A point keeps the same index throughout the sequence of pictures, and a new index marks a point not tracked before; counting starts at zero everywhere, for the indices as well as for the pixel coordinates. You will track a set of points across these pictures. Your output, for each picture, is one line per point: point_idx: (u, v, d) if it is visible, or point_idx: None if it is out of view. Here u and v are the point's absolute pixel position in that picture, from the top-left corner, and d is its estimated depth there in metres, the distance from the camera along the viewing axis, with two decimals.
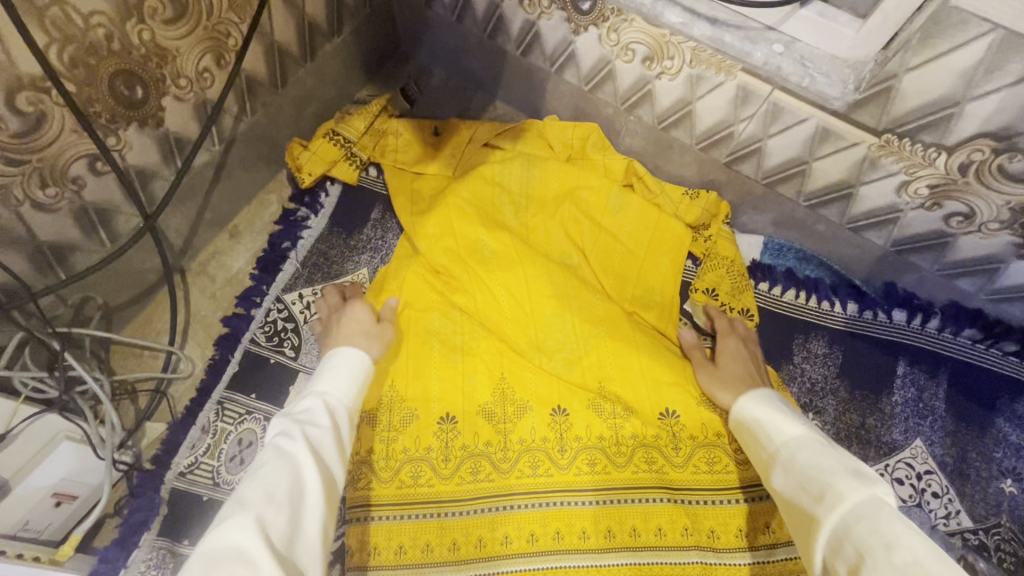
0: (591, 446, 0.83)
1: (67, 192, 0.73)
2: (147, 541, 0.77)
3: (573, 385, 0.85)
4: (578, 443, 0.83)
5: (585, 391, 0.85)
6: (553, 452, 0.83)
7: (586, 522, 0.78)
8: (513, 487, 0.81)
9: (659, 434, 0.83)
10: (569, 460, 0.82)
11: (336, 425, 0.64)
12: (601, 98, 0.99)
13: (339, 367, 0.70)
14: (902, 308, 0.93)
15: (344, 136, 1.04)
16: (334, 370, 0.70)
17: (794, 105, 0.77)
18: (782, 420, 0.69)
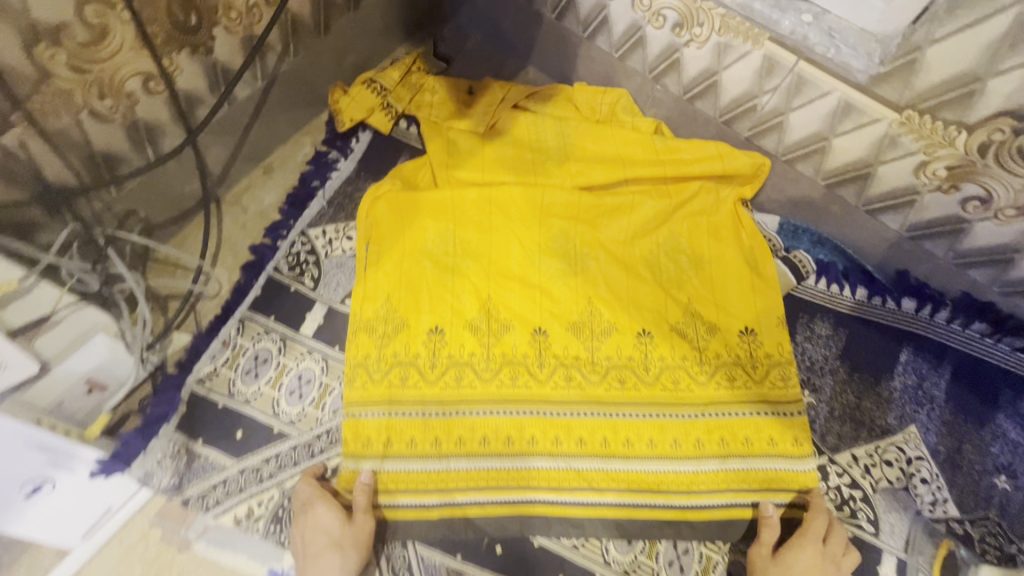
0: (567, 364, 0.93)
1: (121, 105, 0.79)
2: (166, 432, 0.84)
3: (553, 310, 0.96)
4: (556, 360, 0.94)
5: (563, 316, 0.96)
6: (532, 366, 0.93)
7: (559, 428, 0.89)
8: (492, 393, 0.91)
9: (632, 355, 0.94)
10: (547, 375, 0.92)
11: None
12: (630, 65, 1.01)
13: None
14: (912, 296, 0.93)
15: (381, 84, 1.09)
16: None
17: (816, 77, 0.77)
18: None
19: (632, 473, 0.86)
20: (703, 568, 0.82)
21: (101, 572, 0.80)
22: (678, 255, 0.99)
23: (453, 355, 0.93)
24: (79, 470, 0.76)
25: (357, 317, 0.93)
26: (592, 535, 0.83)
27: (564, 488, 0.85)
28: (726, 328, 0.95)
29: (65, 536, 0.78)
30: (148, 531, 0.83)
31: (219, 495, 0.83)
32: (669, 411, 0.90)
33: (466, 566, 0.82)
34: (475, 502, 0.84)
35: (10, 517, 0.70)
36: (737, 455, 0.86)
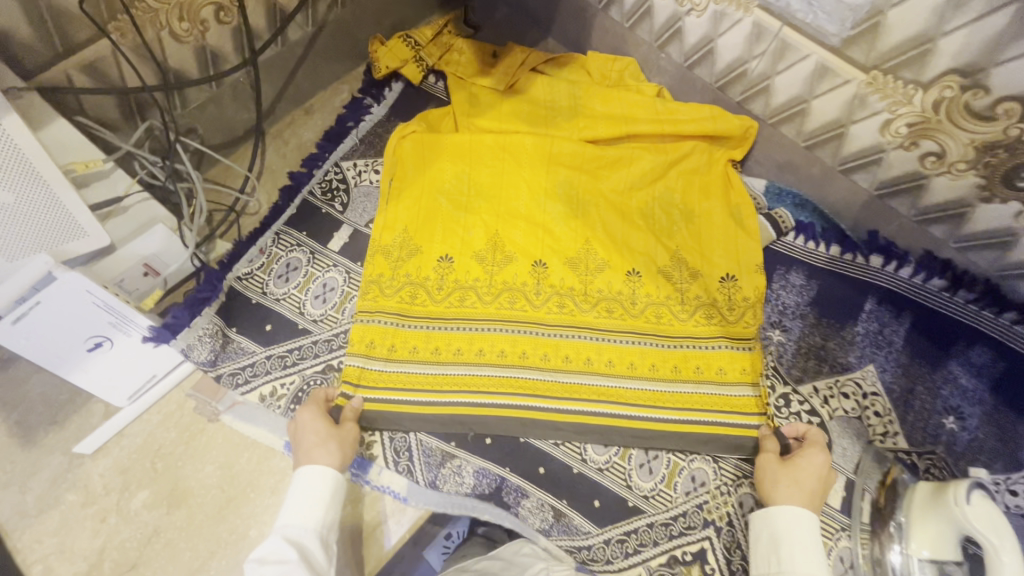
0: (562, 293, 1.02)
1: (196, 30, 0.92)
2: (208, 315, 0.96)
3: (553, 245, 1.05)
4: (552, 289, 1.02)
5: (562, 251, 1.04)
6: (529, 293, 1.02)
7: (549, 346, 0.98)
8: (491, 313, 1.00)
9: (622, 290, 1.02)
10: (542, 302, 1.01)
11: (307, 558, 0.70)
12: (639, 34, 1.13)
13: (301, 495, 0.75)
14: (880, 253, 1.02)
15: (415, 39, 1.21)
16: (287, 505, 0.75)
17: (797, 41, 0.88)
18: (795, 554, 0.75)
19: (612, 389, 0.95)
20: (669, 471, 0.91)
21: (141, 432, 0.93)
22: (670, 206, 1.08)
23: (459, 278, 1.02)
24: (134, 335, 0.87)
25: (377, 241, 1.04)
26: (570, 438, 0.92)
27: (548, 397, 0.94)
28: (710, 272, 1.03)
29: (115, 393, 0.90)
30: (184, 402, 0.96)
31: (248, 376, 0.95)
32: (650, 340, 0.99)
33: (459, 451, 0.92)
34: (468, 403, 0.93)
35: (74, 364, 0.84)
36: (708, 381, 0.95)
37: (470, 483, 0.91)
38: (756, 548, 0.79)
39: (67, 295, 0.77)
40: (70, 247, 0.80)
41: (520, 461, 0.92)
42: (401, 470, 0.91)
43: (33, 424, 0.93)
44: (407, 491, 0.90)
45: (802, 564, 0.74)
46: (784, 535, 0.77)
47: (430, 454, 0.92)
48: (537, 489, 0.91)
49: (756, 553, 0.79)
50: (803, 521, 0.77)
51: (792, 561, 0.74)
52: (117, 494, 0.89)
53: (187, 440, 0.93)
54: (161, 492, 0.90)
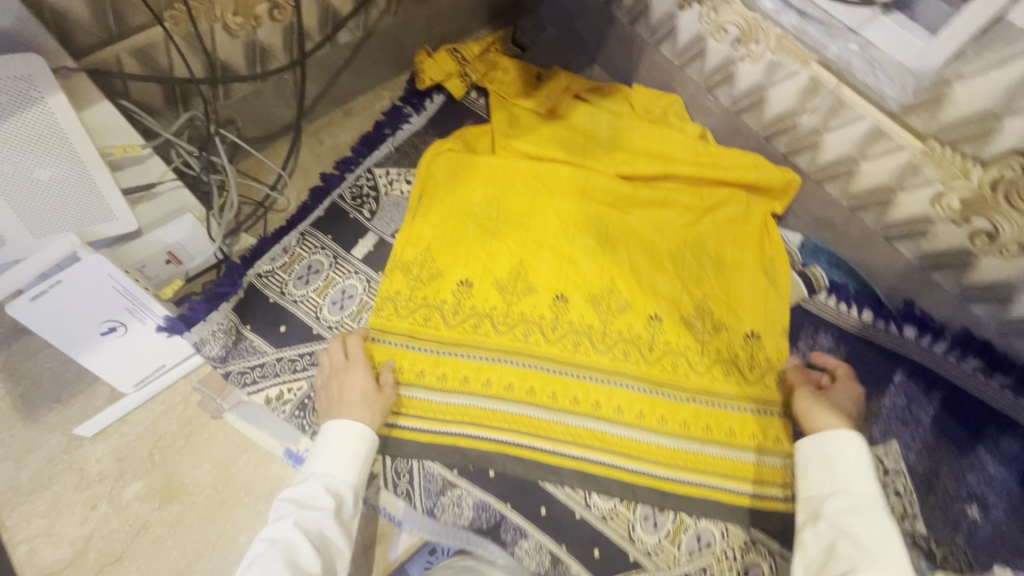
0: (579, 331, 1.00)
1: (249, 26, 0.91)
2: (224, 309, 0.94)
3: (577, 280, 1.04)
4: (570, 325, 1.01)
5: (584, 288, 1.03)
6: (546, 327, 1.00)
7: (559, 385, 0.96)
8: (505, 344, 0.98)
9: (641, 334, 1.01)
10: (558, 337, 1.00)
11: (339, 506, 0.73)
12: (688, 74, 1.10)
13: (340, 443, 0.78)
14: (916, 325, 0.98)
15: (462, 55, 1.21)
16: (324, 450, 0.78)
17: (855, 101, 0.86)
18: (853, 474, 0.77)
19: (617, 437, 0.93)
20: (675, 527, 0.88)
21: (142, 421, 0.92)
22: (701, 254, 1.06)
23: (475, 305, 1.01)
24: (148, 323, 0.86)
25: (398, 257, 1.03)
26: (569, 484, 0.90)
27: (552, 437, 0.92)
28: (733, 328, 1.01)
29: (122, 380, 0.89)
30: (190, 395, 0.94)
31: (256, 376, 0.93)
32: (663, 390, 0.97)
33: (460, 480, 0.90)
34: (471, 435, 0.91)
35: (85, 346, 0.83)
36: (716, 442, 0.93)
37: (469, 516, 0.88)
38: (805, 475, 0.81)
39: (89, 278, 0.76)
40: (97, 229, 0.79)
41: (522, 499, 0.89)
42: (400, 493, 0.89)
43: (36, 399, 0.92)
44: (403, 515, 0.87)
45: (857, 481, 0.77)
46: (836, 458, 0.79)
47: (431, 480, 0.90)
48: (537, 531, 0.87)
49: (809, 478, 0.81)
50: (850, 441, 0.80)
51: (848, 482, 0.77)
52: (111, 482, 0.88)
53: (188, 434, 0.92)
54: (155, 485, 0.88)
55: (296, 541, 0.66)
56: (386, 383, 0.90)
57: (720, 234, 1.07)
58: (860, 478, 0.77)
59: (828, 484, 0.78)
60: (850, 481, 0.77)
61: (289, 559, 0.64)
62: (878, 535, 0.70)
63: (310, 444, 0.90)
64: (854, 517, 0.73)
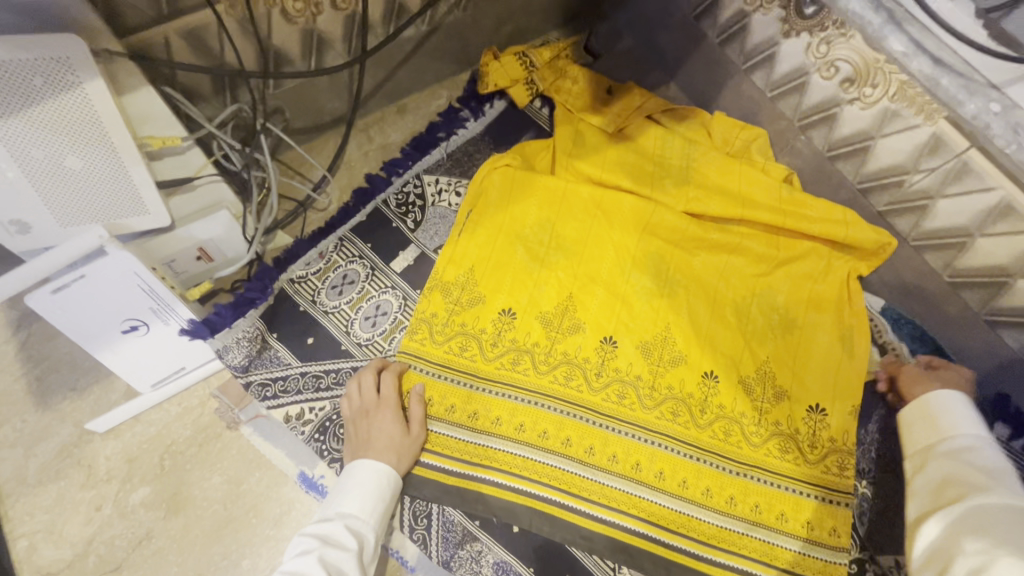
0: (625, 380, 0.91)
1: (310, 13, 0.84)
2: (252, 316, 0.89)
3: (629, 323, 0.93)
4: (616, 374, 0.91)
5: (636, 332, 0.93)
6: (589, 372, 0.91)
7: (597, 440, 0.87)
8: (542, 385, 0.90)
9: (694, 393, 0.90)
10: (601, 386, 0.90)
11: (361, 547, 0.68)
12: (780, 108, 0.99)
13: (364, 485, 0.74)
14: (1007, 423, 0.86)
15: (531, 59, 1.12)
16: (346, 491, 0.74)
17: (984, 169, 0.75)
18: (959, 422, 0.75)
19: (656, 506, 0.84)
20: None
21: (156, 422, 0.88)
22: (770, 310, 0.95)
23: (514, 338, 0.92)
24: (172, 324, 0.81)
25: (438, 276, 0.95)
26: (598, 551, 0.82)
27: (583, 497, 0.84)
28: (798, 399, 0.90)
29: (140, 379, 0.84)
30: (207, 401, 0.89)
31: (278, 390, 0.87)
32: (711, 459, 0.87)
33: (482, 534, 0.83)
34: (497, 484, 0.84)
35: (104, 344, 0.78)
36: (765, 527, 0.84)
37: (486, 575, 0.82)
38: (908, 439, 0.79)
39: (113, 275, 0.70)
40: (127, 222, 0.74)
41: (545, 560, 0.83)
42: (416, 539, 0.83)
43: (51, 386, 0.88)
44: (416, 562, 0.83)
45: (963, 429, 0.74)
46: (928, 413, 0.79)
47: (450, 529, 0.84)
48: None
49: (912, 433, 0.79)
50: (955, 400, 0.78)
51: (960, 426, 0.75)
52: (118, 484, 0.84)
53: (201, 442, 0.87)
54: (162, 493, 0.84)
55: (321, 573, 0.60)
56: (418, 422, 0.83)
57: (794, 291, 0.96)
58: (961, 421, 0.75)
59: (932, 433, 0.76)
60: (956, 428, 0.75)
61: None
62: (993, 463, 0.69)
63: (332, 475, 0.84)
64: (968, 456, 0.70)
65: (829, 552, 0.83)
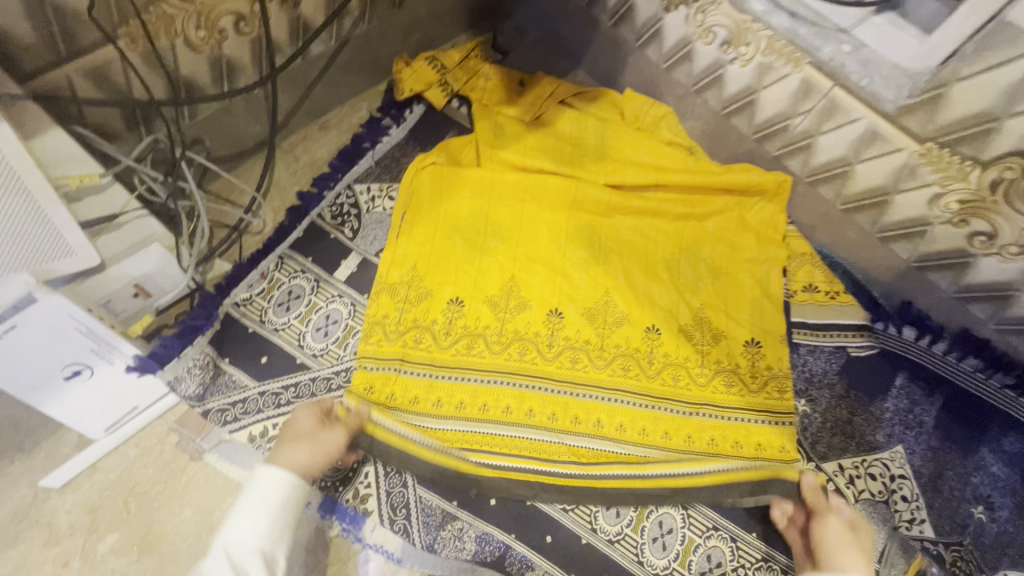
0: (575, 346, 0.95)
1: (212, 39, 0.85)
2: (200, 343, 0.89)
3: (572, 293, 0.99)
4: (566, 342, 0.96)
5: (579, 299, 0.98)
6: (541, 344, 0.95)
7: (560, 407, 0.91)
8: (500, 364, 0.93)
9: (640, 347, 0.96)
10: (555, 355, 0.95)
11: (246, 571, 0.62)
12: (675, 77, 1.07)
13: (254, 501, 0.68)
14: (913, 325, 0.97)
15: (441, 62, 1.16)
16: (252, 502, 0.68)
17: (850, 104, 0.84)
18: None
19: (620, 457, 0.89)
20: (684, 548, 0.85)
21: (116, 466, 0.86)
22: (697, 261, 1.02)
23: (466, 327, 0.95)
24: (117, 364, 0.80)
25: (383, 279, 0.97)
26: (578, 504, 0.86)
27: (553, 461, 0.88)
28: (734, 337, 0.98)
29: (91, 425, 0.83)
30: (166, 436, 0.89)
31: (238, 413, 0.88)
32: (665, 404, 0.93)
33: (461, 512, 0.86)
34: (470, 463, 0.87)
35: (47, 394, 0.76)
36: (723, 457, 0.89)
37: (470, 550, 0.84)
38: None
39: (48, 321, 0.69)
40: (54, 266, 0.72)
41: (526, 527, 0.86)
42: (397, 529, 0.85)
43: None
44: (401, 552, 0.84)
45: None
46: None
47: (430, 513, 0.86)
48: (545, 562, 0.84)
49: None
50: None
51: None
52: (84, 536, 0.82)
53: (166, 479, 0.86)
54: (131, 537, 0.82)
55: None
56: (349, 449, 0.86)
57: (714, 241, 1.03)
58: None
59: None
60: None
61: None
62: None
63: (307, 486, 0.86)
64: None
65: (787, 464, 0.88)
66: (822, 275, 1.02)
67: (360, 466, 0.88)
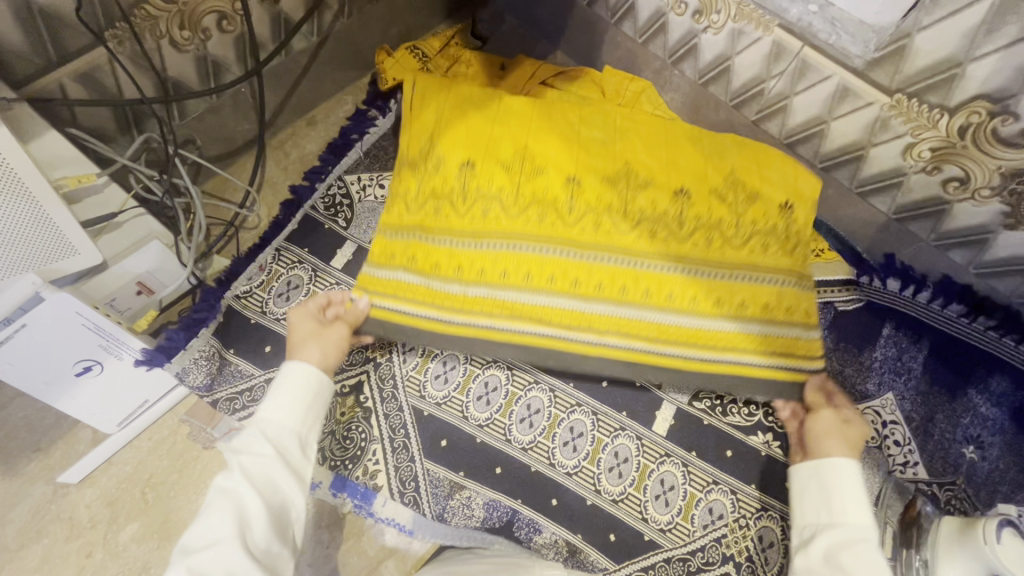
0: (600, 212, 0.94)
1: (197, 39, 0.88)
2: (204, 335, 0.92)
3: (591, 164, 0.95)
4: (588, 206, 0.94)
5: (566, 287, 0.91)
6: (562, 209, 0.93)
7: (577, 320, 0.90)
8: (518, 228, 0.93)
9: (667, 210, 0.94)
10: (576, 220, 0.93)
11: (316, 394, 0.75)
12: (652, 51, 1.10)
13: (285, 386, 0.74)
14: (898, 277, 1.00)
15: (422, 51, 1.18)
16: (290, 388, 0.74)
17: (819, 62, 0.86)
18: (835, 499, 0.75)
19: (621, 424, 0.91)
20: (686, 502, 0.87)
21: (131, 460, 0.89)
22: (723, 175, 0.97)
23: (425, 266, 0.92)
24: (125, 358, 0.82)
25: (407, 150, 0.98)
26: (584, 465, 0.89)
27: (552, 423, 0.91)
28: (769, 198, 0.95)
29: (105, 420, 0.85)
30: (178, 427, 0.92)
31: (247, 400, 0.91)
32: (687, 317, 0.91)
33: (469, 482, 0.89)
34: (475, 436, 0.91)
35: (61, 391, 0.78)
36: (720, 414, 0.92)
37: (480, 516, 0.88)
38: (804, 505, 0.78)
39: (54, 317, 0.71)
40: (58, 265, 0.74)
41: (532, 493, 0.88)
42: (407, 502, 0.88)
43: (15, 450, 0.88)
44: (413, 523, 0.87)
45: (848, 509, 0.74)
46: (827, 481, 0.77)
47: (438, 485, 0.89)
48: (551, 522, 0.87)
49: (803, 508, 0.78)
50: (844, 469, 0.77)
51: (841, 509, 0.74)
52: (105, 527, 0.85)
53: (181, 468, 0.89)
54: (151, 525, 0.86)
55: (232, 541, 0.59)
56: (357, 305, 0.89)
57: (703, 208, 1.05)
58: (840, 499, 0.75)
59: (822, 517, 0.75)
60: (849, 511, 0.73)
61: (241, 531, 0.60)
62: (868, 521, 0.73)
63: (317, 468, 0.89)
64: (849, 550, 0.70)
65: (810, 360, 0.89)
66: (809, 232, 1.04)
67: (368, 444, 0.90)
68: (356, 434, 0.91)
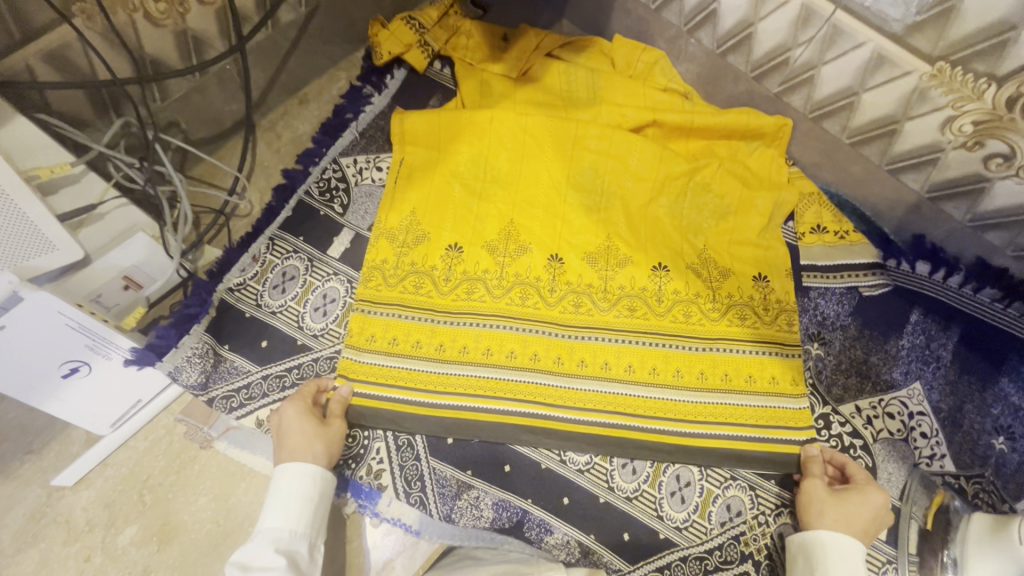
0: (581, 291, 0.91)
1: (175, 12, 0.81)
2: (196, 332, 0.87)
3: (569, 241, 0.93)
4: (569, 286, 0.92)
5: (549, 364, 0.87)
6: (543, 288, 0.91)
7: (558, 394, 0.86)
8: (501, 305, 0.90)
9: (647, 286, 0.92)
10: (558, 299, 0.91)
11: (321, 498, 0.73)
12: (666, 17, 1.02)
13: (289, 490, 0.71)
14: (927, 260, 0.94)
15: (419, 21, 1.09)
16: (294, 490, 0.71)
17: (852, 27, 0.79)
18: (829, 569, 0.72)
19: (636, 426, 0.85)
20: (703, 499, 0.84)
21: (127, 462, 0.86)
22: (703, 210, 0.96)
23: (407, 330, 0.88)
24: (114, 358, 0.78)
25: (383, 224, 0.94)
26: (597, 461, 0.85)
27: (559, 424, 0.85)
28: (744, 271, 0.93)
29: (97, 423, 0.82)
30: (174, 427, 0.89)
31: (243, 399, 0.87)
32: (678, 387, 0.86)
33: (476, 481, 0.86)
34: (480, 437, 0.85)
35: (47, 393, 0.75)
36: (740, 410, 0.86)
37: (489, 517, 0.85)
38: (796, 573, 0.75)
39: (36, 319, 0.67)
40: (35, 262, 0.69)
41: (542, 491, 0.85)
42: (413, 502, 0.85)
43: (7, 453, 0.85)
44: (419, 524, 0.86)
45: None
46: (819, 550, 0.73)
47: (445, 485, 0.85)
48: (562, 521, 0.84)
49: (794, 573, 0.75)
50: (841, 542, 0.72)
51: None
52: (103, 530, 0.83)
53: (178, 469, 0.87)
54: (150, 528, 0.83)
55: None
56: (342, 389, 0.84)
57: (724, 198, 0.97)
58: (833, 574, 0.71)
59: None
60: None
61: None
62: None
63: None
64: None
65: (802, 436, 0.84)
66: (830, 215, 0.99)
67: (370, 443, 0.86)
68: (356, 432, 0.86)
